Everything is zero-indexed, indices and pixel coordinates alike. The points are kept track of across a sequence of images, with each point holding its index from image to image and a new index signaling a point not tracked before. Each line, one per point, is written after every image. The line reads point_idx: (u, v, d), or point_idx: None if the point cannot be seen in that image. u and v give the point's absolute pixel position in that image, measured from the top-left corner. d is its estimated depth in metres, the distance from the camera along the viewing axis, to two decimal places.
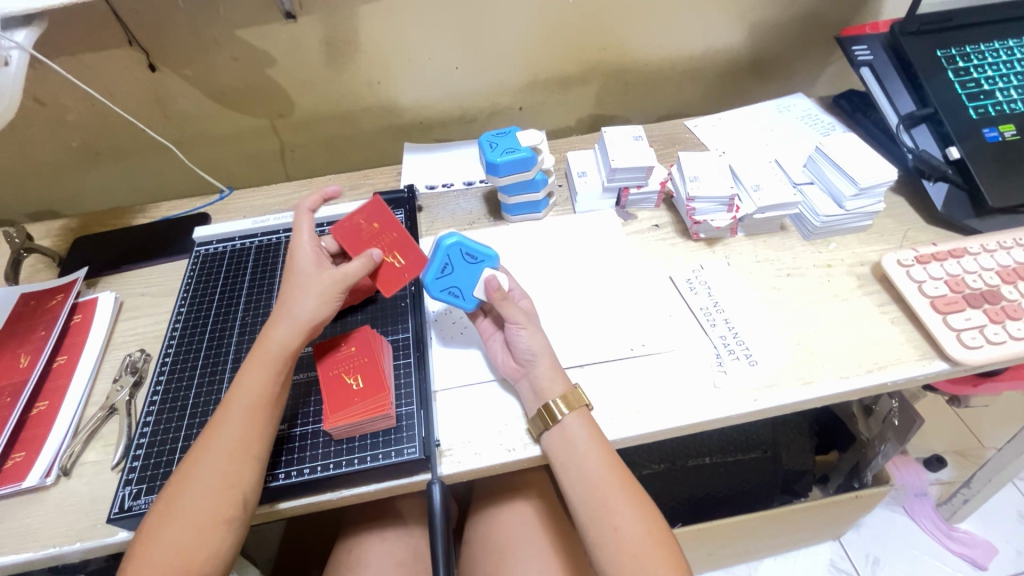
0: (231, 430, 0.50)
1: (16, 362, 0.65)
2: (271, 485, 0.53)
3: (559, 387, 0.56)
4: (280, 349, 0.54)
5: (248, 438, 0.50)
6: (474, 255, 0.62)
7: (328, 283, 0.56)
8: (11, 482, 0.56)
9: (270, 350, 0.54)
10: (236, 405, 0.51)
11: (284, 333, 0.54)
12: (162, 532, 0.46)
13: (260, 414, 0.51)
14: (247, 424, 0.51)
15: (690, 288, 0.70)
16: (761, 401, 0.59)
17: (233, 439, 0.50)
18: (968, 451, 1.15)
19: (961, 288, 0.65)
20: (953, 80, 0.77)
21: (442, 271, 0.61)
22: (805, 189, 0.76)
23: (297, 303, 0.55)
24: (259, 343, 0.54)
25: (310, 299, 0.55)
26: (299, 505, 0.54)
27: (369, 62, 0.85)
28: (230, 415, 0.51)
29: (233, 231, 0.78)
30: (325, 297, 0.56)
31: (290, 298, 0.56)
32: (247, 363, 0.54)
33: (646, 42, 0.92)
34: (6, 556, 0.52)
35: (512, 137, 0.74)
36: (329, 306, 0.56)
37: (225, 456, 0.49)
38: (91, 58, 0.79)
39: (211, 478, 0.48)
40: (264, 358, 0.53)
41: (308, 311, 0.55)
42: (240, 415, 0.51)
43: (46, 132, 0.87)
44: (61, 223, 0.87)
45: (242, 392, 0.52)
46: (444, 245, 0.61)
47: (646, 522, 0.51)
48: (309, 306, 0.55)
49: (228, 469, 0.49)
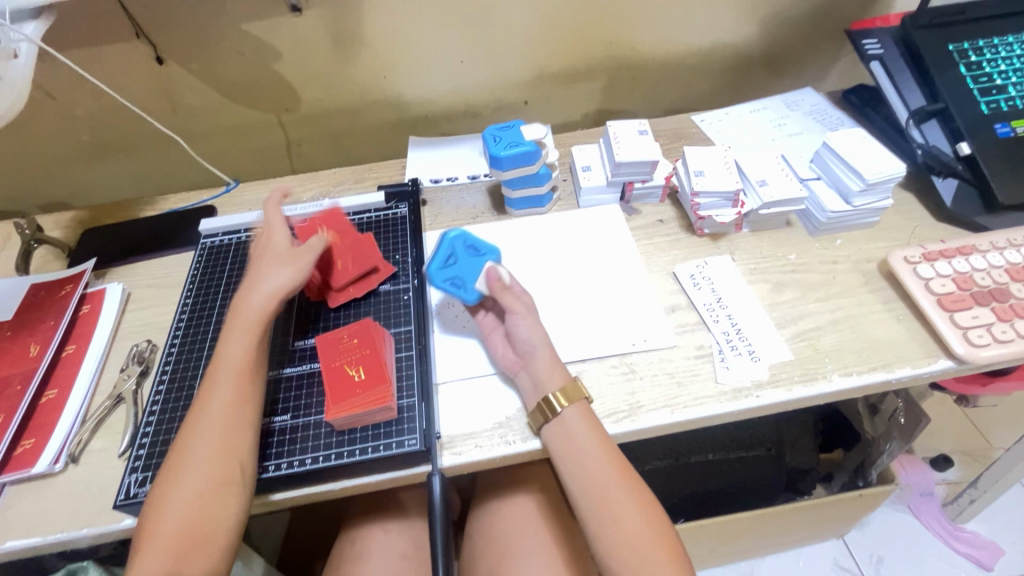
0: (221, 395, 0.52)
1: (26, 351, 0.66)
2: (259, 477, 0.54)
3: (558, 380, 0.56)
4: (256, 315, 0.56)
5: (239, 404, 0.52)
6: (477, 247, 0.65)
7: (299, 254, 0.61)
8: (21, 467, 0.57)
9: (247, 317, 0.56)
10: (222, 374, 0.53)
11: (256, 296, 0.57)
12: (167, 508, 0.47)
13: (244, 382, 0.53)
14: (235, 392, 0.52)
15: (693, 284, 0.70)
16: (763, 398, 0.59)
17: (226, 405, 0.51)
18: (977, 452, 1.14)
19: (969, 285, 0.64)
20: (965, 74, 0.76)
21: (446, 262, 0.63)
22: (812, 185, 0.75)
23: (268, 276, 0.58)
24: (234, 317, 0.56)
25: (282, 269, 0.59)
26: (289, 497, 0.55)
27: (374, 56, 0.86)
28: (217, 383, 0.52)
29: (238, 224, 0.78)
30: (297, 265, 0.60)
31: (261, 274, 0.59)
32: (224, 336, 0.55)
33: (651, 36, 0.91)
34: (17, 539, 0.53)
35: (516, 131, 0.74)
36: (302, 271, 0.60)
37: (221, 419, 0.50)
38: (99, 51, 0.80)
39: (209, 450, 0.49)
40: (243, 325, 0.55)
41: (281, 280, 0.58)
42: (228, 381, 0.52)
43: (55, 124, 0.88)
44: (70, 215, 0.87)
45: (221, 364, 0.54)
46: (449, 238, 0.64)
47: (645, 514, 0.51)
48: (281, 274, 0.59)
49: (224, 437, 0.50)
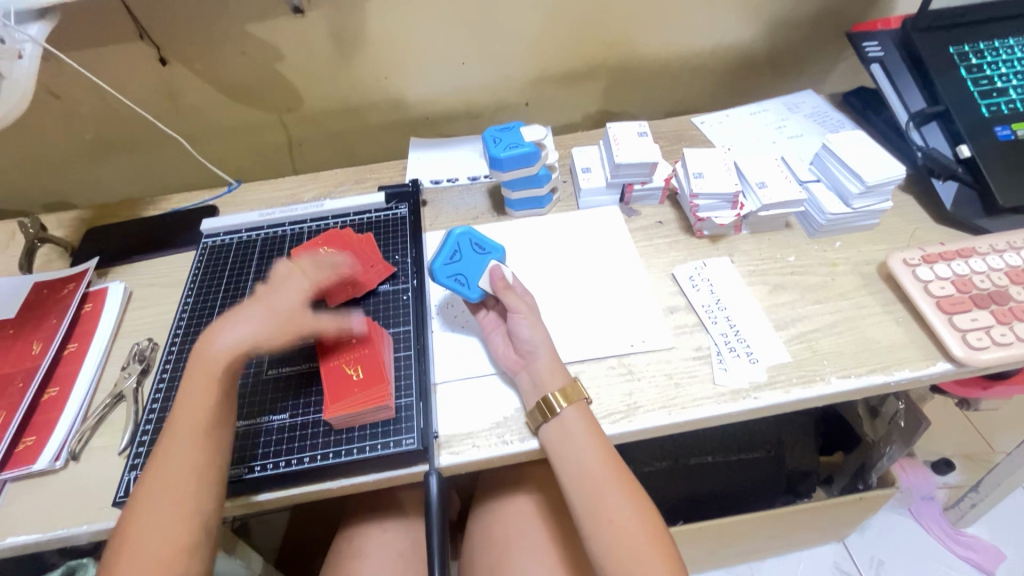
0: (179, 455, 0.49)
1: (28, 349, 0.66)
2: (247, 476, 0.54)
3: (558, 381, 0.57)
4: (215, 368, 0.51)
5: (200, 465, 0.49)
6: (482, 246, 0.65)
7: (271, 309, 0.54)
8: (22, 464, 0.57)
9: (209, 368, 0.51)
10: (180, 431, 0.50)
11: (222, 345, 0.52)
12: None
13: (205, 439, 0.50)
14: (196, 449, 0.49)
15: (692, 285, 0.70)
16: (761, 399, 0.59)
17: (185, 466, 0.48)
18: (978, 456, 1.14)
19: (968, 288, 0.64)
20: (965, 77, 0.76)
21: (451, 258, 0.63)
22: (812, 187, 0.75)
23: (230, 328, 0.52)
24: (194, 365, 0.52)
25: (246, 324, 0.52)
26: (275, 498, 0.55)
27: (376, 57, 0.86)
28: (175, 441, 0.49)
29: (240, 223, 0.79)
30: (263, 322, 0.53)
31: (225, 322, 0.53)
32: (183, 385, 0.51)
33: (651, 38, 0.92)
34: (18, 535, 0.53)
35: (516, 133, 0.75)
36: (265, 330, 0.52)
37: (180, 482, 0.48)
38: (104, 52, 0.81)
39: (166, 513, 0.47)
40: (204, 379, 0.51)
41: (241, 336, 0.52)
42: (186, 441, 0.49)
43: (60, 124, 0.89)
44: (73, 214, 0.88)
45: (182, 417, 0.50)
46: (454, 235, 0.64)
47: (640, 516, 0.51)
48: (243, 329, 0.52)
49: (184, 499, 0.47)
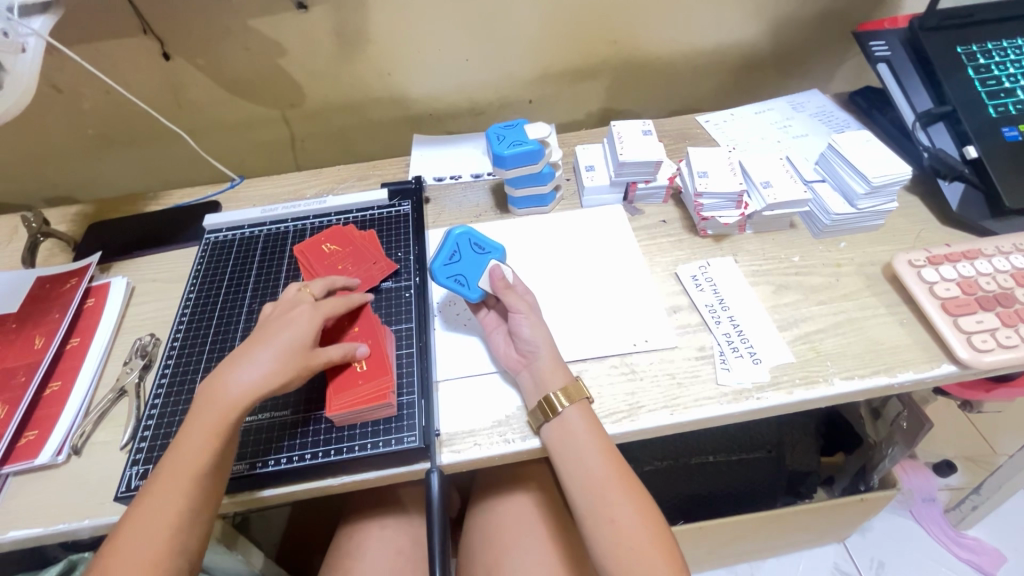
0: (171, 498, 0.46)
1: (30, 343, 0.66)
2: (250, 473, 0.54)
3: (560, 379, 0.57)
4: (225, 412, 0.49)
5: (188, 514, 0.46)
6: (482, 246, 0.64)
7: (287, 352, 0.52)
8: (25, 458, 0.57)
9: (217, 409, 0.49)
10: (175, 472, 0.47)
11: (237, 387, 0.50)
12: None
13: (198, 488, 0.47)
14: (187, 496, 0.47)
15: (695, 285, 0.69)
16: (763, 400, 0.59)
17: (175, 511, 0.46)
18: (980, 458, 1.13)
19: (974, 290, 0.63)
20: (973, 77, 0.75)
21: (450, 258, 0.63)
22: (817, 187, 0.74)
23: (246, 369, 0.51)
24: (202, 405, 0.50)
25: (263, 367, 0.51)
26: (279, 494, 0.55)
27: (379, 53, 0.86)
28: (169, 482, 0.47)
29: (243, 219, 0.79)
30: (281, 365, 0.52)
31: (241, 360, 0.52)
32: (187, 426, 0.49)
33: (656, 35, 0.91)
34: (19, 529, 0.54)
35: (520, 130, 0.74)
36: (280, 375, 0.51)
37: (167, 528, 0.45)
38: (107, 46, 0.80)
39: (140, 565, 0.44)
40: (210, 420, 0.49)
41: (256, 379, 0.51)
42: (180, 484, 0.47)
43: (63, 118, 0.88)
44: (77, 208, 0.88)
45: (177, 462, 0.48)
46: (454, 235, 0.64)
47: (642, 515, 0.51)
48: (259, 371, 0.51)
49: (164, 552, 0.45)
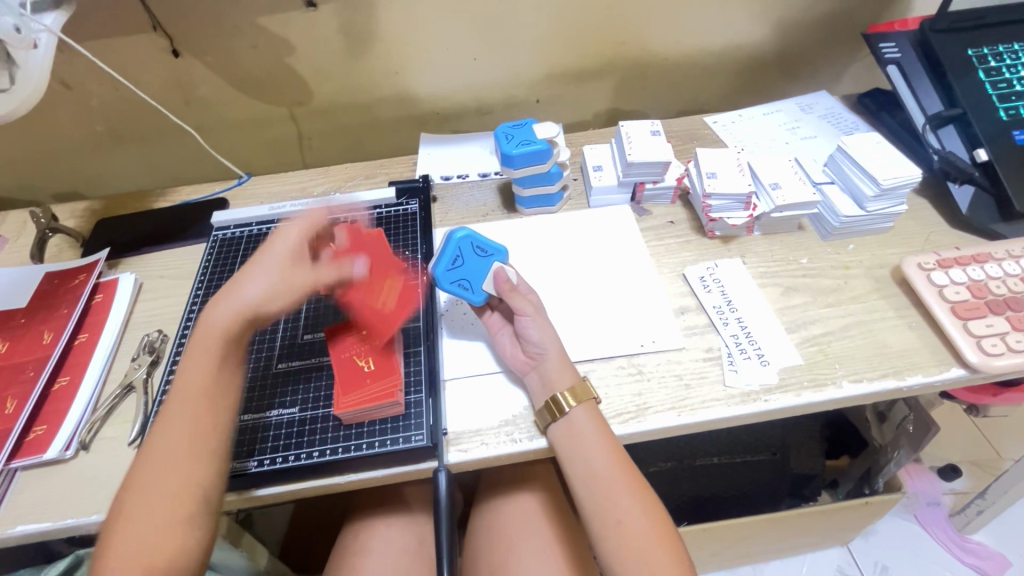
0: (179, 422, 0.49)
1: (39, 339, 0.67)
2: (250, 471, 0.54)
3: (567, 379, 0.57)
4: (221, 331, 0.52)
5: (197, 437, 0.48)
6: (485, 248, 0.63)
7: (287, 272, 0.55)
8: (33, 453, 0.57)
9: (211, 332, 0.52)
10: (179, 398, 0.50)
11: (235, 305, 0.52)
12: (119, 545, 0.44)
13: (201, 411, 0.49)
14: (190, 423, 0.49)
15: (703, 286, 0.69)
16: (772, 402, 0.58)
17: (185, 433, 0.48)
18: (985, 463, 1.13)
19: (984, 293, 0.63)
20: (984, 80, 0.75)
21: (453, 263, 0.62)
22: (825, 189, 0.74)
23: (247, 286, 0.53)
24: (200, 329, 0.52)
25: (263, 284, 0.54)
26: (285, 492, 0.55)
27: (387, 52, 0.86)
28: (175, 408, 0.49)
29: (250, 217, 0.79)
30: (281, 285, 0.54)
31: (243, 278, 0.54)
32: (188, 354, 0.52)
33: (664, 36, 0.91)
34: (27, 524, 0.54)
35: (528, 129, 0.74)
36: (281, 296, 0.54)
37: (180, 449, 0.48)
38: (116, 42, 0.81)
39: (165, 483, 0.46)
40: (205, 345, 0.51)
41: (257, 296, 0.53)
42: (185, 408, 0.49)
43: (72, 114, 0.89)
44: (85, 204, 0.88)
45: (181, 391, 0.50)
46: (455, 239, 0.62)
47: (650, 517, 0.51)
48: (259, 290, 0.53)
49: (180, 473, 0.47)
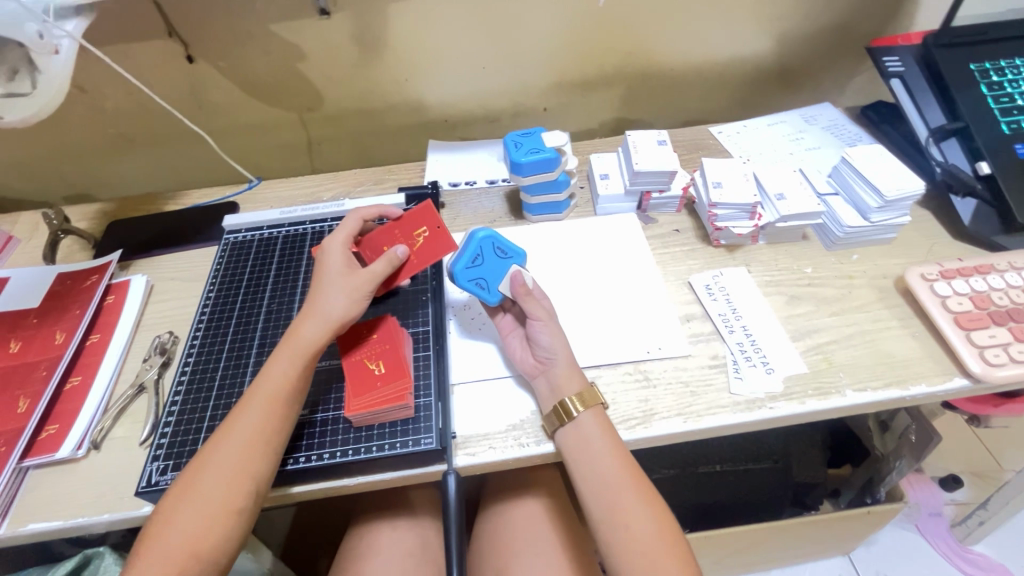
0: (251, 420, 0.52)
1: (51, 339, 0.67)
2: (287, 468, 0.55)
3: (575, 385, 0.57)
4: (308, 343, 0.55)
5: (264, 438, 0.51)
6: (505, 250, 0.64)
7: (360, 282, 0.58)
8: (45, 452, 0.58)
9: (296, 343, 0.55)
10: (257, 397, 0.53)
11: (319, 317, 0.56)
12: (171, 526, 0.47)
13: (275, 414, 0.52)
14: (263, 421, 0.52)
15: (708, 294, 0.70)
16: (777, 410, 0.59)
17: (252, 431, 0.51)
18: (987, 473, 1.13)
19: (986, 304, 0.64)
20: (986, 94, 0.76)
21: (473, 261, 0.63)
22: (829, 200, 0.75)
23: (328, 300, 0.57)
24: (288, 338, 0.56)
25: (342, 296, 0.58)
26: (300, 492, 0.56)
27: (397, 59, 0.87)
28: (251, 406, 0.52)
29: (261, 221, 0.80)
30: (355, 295, 0.58)
31: (322, 293, 0.58)
32: (272, 358, 0.55)
33: (670, 47, 0.92)
34: (39, 522, 0.54)
35: (537, 138, 0.76)
36: (358, 305, 0.58)
37: (243, 446, 0.50)
38: (132, 48, 0.82)
39: (225, 475, 0.49)
40: (292, 351, 0.55)
41: (338, 309, 0.57)
42: (259, 407, 0.52)
43: (87, 118, 0.90)
44: (96, 207, 0.89)
45: (262, 390, 0.53)
46: (477, 238, 0.64)
47: (657, 522, 0.51)
48: (340, 303, 0.57)
49: (240, 469, 0.49)
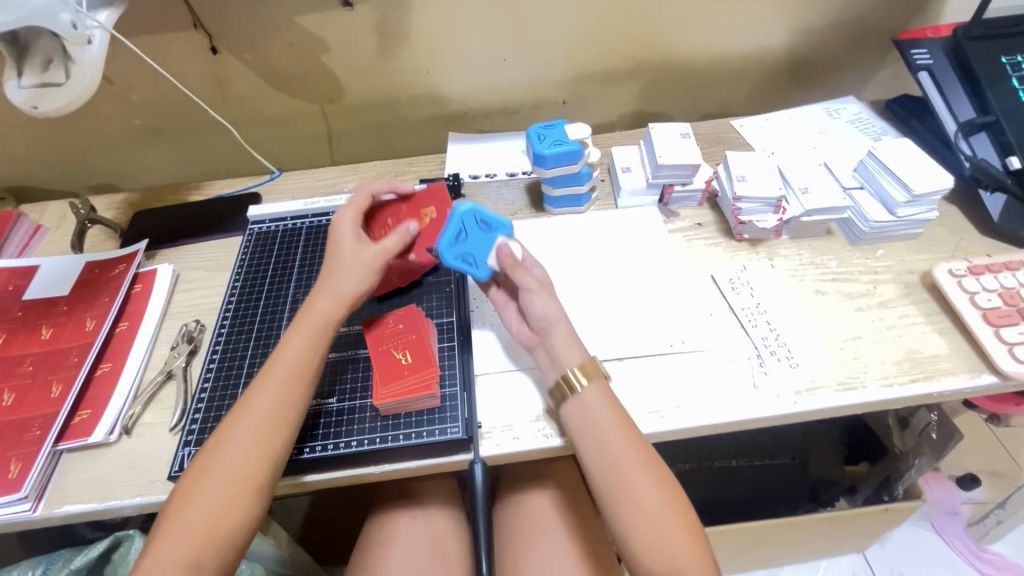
0: (269, 394, 0.52)
1: (82, 326, 0.68)
2: (299, 458, 0.55)
3: (576, 356, 0.56)
4: (323, 317, 0.56)
5: (282, 412, 0.52)
6: (488, 222, 0.63)
7: (372, 259, 0.60)
8: (78, 436, 0.59)
9: (311, 317, 0.56)
10: (275, 371, 0.53)
11: (333, 292, 0.58)
12: (194, 501, 0.47)
13: (293, 388, 0.53)
14: (281, 395, 0.52)
15: (732, 288, 0.70)
16: (801, 404, 0.59)
17: (271, 405, 0.52)
18: (1005, 473, 1.12)
19: (1017, 301, 0.63)
20: (1017, 88, 0.75)
21: (456, 237, 0.62)
22: (855, 194, 0.74)
23: (343, 277, 0.59)
24: (303, 312, 0.57)
25: (355, 272, 0.59)
26: (322, 480, 0.56)
27: (419, 51, 0.87)
28: (268, 380, 0.53)
29: (284, 212, 0.80)
30: (369, 270, 0.59)
31: (336, 269, 0.59)
32: (288, 333, 0.56)
33: (693, 39, 0.92)
34: (74, 504, 0.56)
35: (560, 130, 0.76)
36: (371, 279, 0.59)
37: (262, 420, 0.51)
38: (158, 39, 0.83)
39: (245, 450, 0.49)
40: (307, 324, 0.56)
41: (351, 285, 0.58)
42: (278, 381, 0.53)
43: (111, 108, 0.91)
44: (121, 197, 0.90)
45: (279, 364, 0.54)
46: (459, 212, 0.63)
47: (665, 493, 0.50)
48: (354, 280, 0.58)
49: (260, 442, 0.50)
